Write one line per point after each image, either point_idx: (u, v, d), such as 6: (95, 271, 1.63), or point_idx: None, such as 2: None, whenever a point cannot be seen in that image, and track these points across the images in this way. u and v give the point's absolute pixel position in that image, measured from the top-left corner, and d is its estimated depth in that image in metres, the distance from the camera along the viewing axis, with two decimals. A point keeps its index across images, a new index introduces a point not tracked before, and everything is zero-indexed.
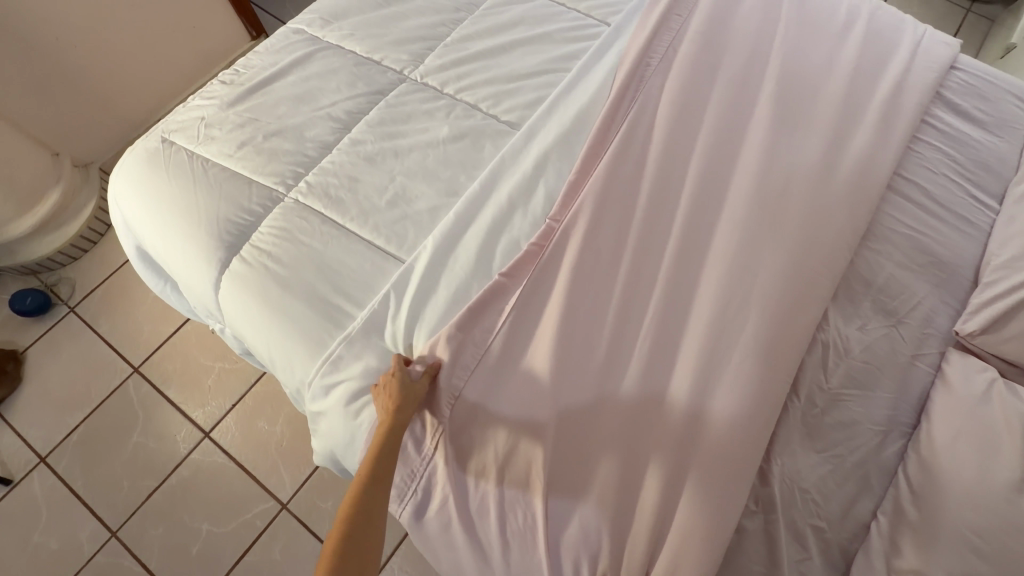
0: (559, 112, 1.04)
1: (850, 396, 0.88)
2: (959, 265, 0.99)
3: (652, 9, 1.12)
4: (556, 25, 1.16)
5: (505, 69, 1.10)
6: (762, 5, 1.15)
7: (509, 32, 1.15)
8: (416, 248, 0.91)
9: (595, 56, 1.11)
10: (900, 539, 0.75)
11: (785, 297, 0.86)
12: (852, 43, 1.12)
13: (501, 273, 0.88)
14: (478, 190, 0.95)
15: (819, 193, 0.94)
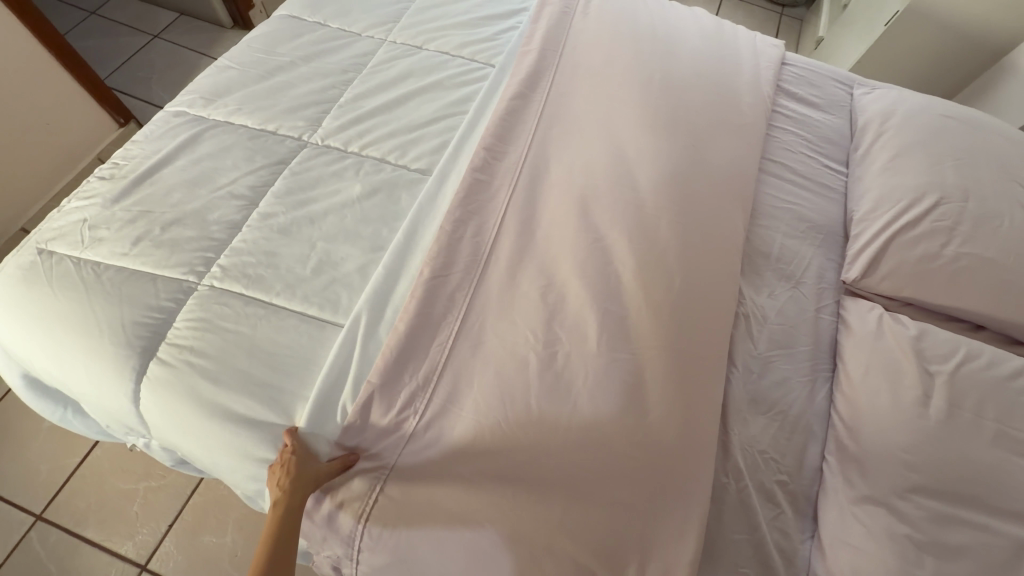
0: (465, 152, 1.08)
1: (777, 357, 0.98)
2: (830, 225, 1.15)
3: (528, 51, 1.23)
4: (445, 73, 1.21)
5: (405, 120, 1.12)
6: (624, 30, 1.28)
7: (401, 84, 1.18)
8: (352, 309, 0.89)
9: (488, 98, 1.18)
10: (849, 472, 0.84)
11: (705, 283, 0.94)
12: (705, 54, 1.28)
13: (445, 316, 0.88)
14: (403, 239, 0.96)
15: (710, 184, 1.06)
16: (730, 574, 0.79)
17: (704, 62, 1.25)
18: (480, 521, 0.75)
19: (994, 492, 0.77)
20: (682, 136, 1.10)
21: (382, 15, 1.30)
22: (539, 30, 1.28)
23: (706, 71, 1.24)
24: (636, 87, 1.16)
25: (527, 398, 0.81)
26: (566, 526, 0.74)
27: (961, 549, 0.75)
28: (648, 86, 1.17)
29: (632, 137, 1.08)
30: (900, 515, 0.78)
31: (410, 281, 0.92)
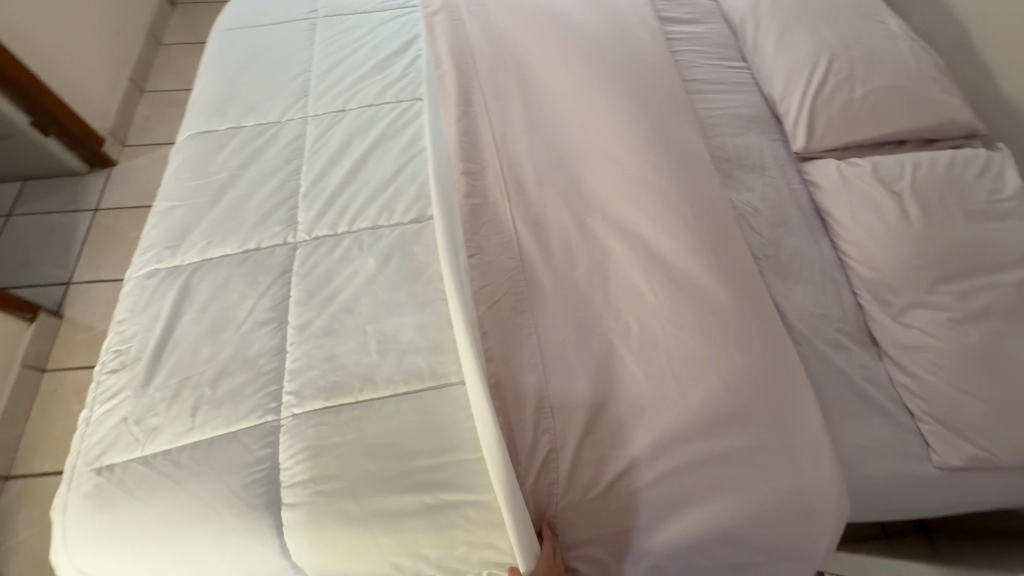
0: (447, 183, 1.11)
1: (782, 235, 1.12)
2: (760, 113, 1.31)
3: (447, 73, 1.27)
4: (383, 123, 1.23)
5: (375, 181, 1.14)
6: (517, 24, 1.37)
7: (349, 151, 1.18)
8: (437, 368, 0.92)
9: (434, 128, 1.20)
10: (883, 294, 1.00)
11: (703, 204, 1.08)
12: (593, 12, 1.38)
13: (521, 333, 0.94)
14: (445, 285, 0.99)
15: (661, 122, 1.19)
16: (844, 416, 0.93)
17: (596, 20, 1.36)
18: (646, 479, 0.85)
19: (982, 258, 0.97)
20: (618, 94, 1.21)
21: (289, 94, 1.27)
22: (444, 50, 1.32)
23: (603, 27, 1.35)
24: (557, 71, 1.27)
25: (624, 362, 0.92)
26: (713, 444, 0.86)
27: (985, 308, 0.93)
28: (567, 64, 1.27)
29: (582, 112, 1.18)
30: (934, 306, 0.95)
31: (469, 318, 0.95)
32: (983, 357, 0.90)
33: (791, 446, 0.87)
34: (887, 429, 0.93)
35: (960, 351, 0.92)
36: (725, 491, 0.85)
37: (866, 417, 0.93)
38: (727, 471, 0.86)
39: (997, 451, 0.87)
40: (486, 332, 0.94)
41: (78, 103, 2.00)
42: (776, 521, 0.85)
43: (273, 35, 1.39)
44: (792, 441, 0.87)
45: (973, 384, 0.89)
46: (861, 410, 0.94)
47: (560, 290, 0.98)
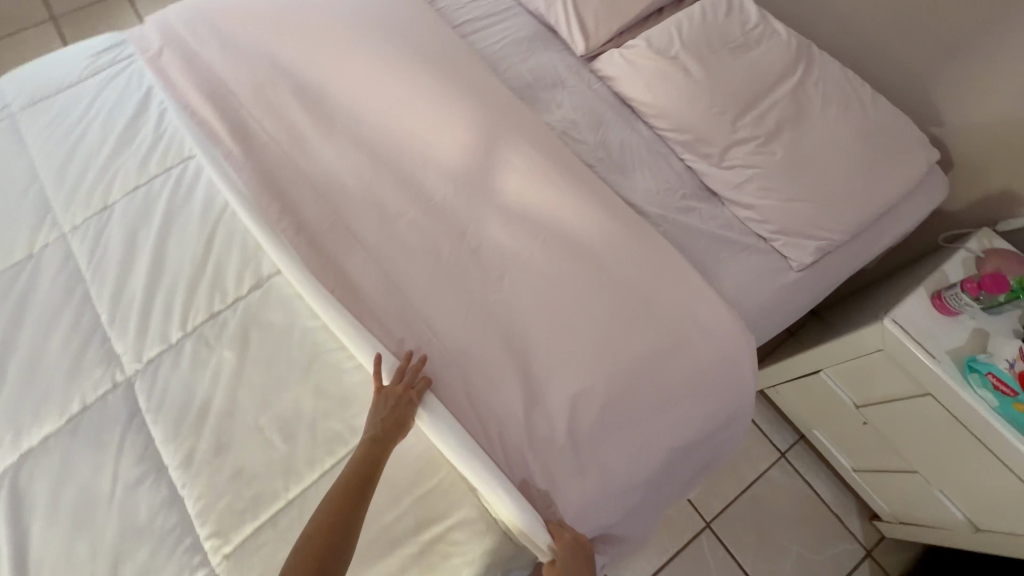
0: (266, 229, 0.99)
1: (604, 135, 1.17)
2: (535, 30, 1.32)
3: (210, 118, 1.11)
4: (161, 196, 1.05)
5: (187, 264, 0.98)
6: (258, 35, 1.22)
7: (139, 246, 1.00)
8: (355, 420, 0.86)
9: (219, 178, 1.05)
10: (703, 149, 1.10)
11: (525, 142, 1.10)
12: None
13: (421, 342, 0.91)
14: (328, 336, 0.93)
15: (452, 80, 1.16)
16: (720, 264, 1.03)
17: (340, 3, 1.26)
18: (594, 410, 0.87)
19: (758, 83, 1.09)
20: (400, 72, 1.17)
21: (30, 215, 1.03)
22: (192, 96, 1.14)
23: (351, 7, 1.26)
24: (329, 72, 1.18)
25: (524, 316, 0.94)
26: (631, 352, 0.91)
27: (778, 123, 1.06)
28: (334, 63, 1.18)
29: (376, 107, 1.14)
30: (741, 141, 1.07)
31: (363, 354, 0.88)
32: (792, 164, 1.04)
33: (686, 311, 0.96)
34: (754, 258, 1.04)
35: (774, 168, 1.04)
36: (656, 378, 0.91)
37: (736, 257, 1.04)
38: (655, 366, 0.91)
39: (832, 234, 1.02)
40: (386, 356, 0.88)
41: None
42: (706, 388, 0.93)
43: None
44: (685, 309, 0.97)
45: (794, 190, 1.03)
46: (729, 253, 1.04)
47: (438, 282, 0.96)
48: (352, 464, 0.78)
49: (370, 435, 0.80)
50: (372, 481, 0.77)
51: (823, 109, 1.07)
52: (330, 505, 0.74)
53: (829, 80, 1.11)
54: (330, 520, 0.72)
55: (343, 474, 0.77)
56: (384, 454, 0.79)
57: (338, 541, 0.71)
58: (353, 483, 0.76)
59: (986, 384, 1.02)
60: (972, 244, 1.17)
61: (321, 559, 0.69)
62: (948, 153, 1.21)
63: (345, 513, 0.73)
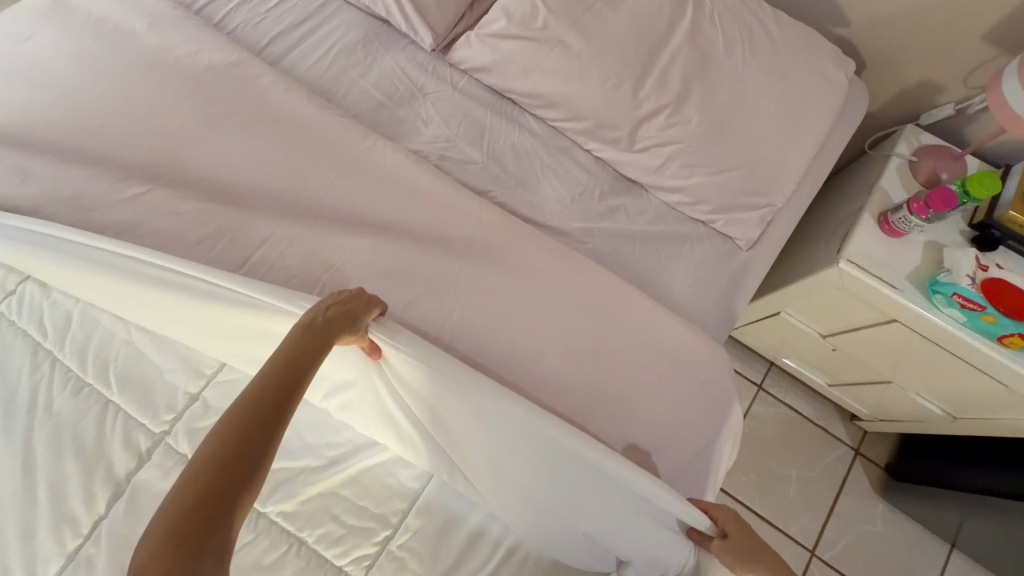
0: (131, 400, 0.78)
1: (490, 145, 0.95)
2: (365, 27, 1.04)
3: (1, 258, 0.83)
4: None
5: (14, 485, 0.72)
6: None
7: None
8: None
9: (79, 286, 0.79)
10: (607, 135, 0.92)
11: (398, 190, 0.87)
12: (86, 58, 0.95)
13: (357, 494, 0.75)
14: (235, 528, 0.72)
15: (282, 134, 0.90)
16: (664, 269, 0.88)
17: (98, 69, 0.94)
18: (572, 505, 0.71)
19: (649, 39, 0.90)
20: (211, 142, 0.89)
21: None
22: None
23: (115, 70, 0.93)
24: (111, 170, 0.87)
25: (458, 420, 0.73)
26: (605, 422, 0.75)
27: (683, 82, 0.89)
28: (116, 155, 0.88)
29: (191, 197, 0.85)
30: (648, 117, 0.90)
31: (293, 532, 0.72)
32: (711, 129, 0.88)
33: (645, 340, 0.80)
34: (697, 248, 0.91)
35: (692, 140, 0.88)
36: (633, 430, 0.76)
37: (679, 253, 0.90)
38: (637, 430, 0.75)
39: (773, 197, 0.89)
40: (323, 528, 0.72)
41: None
42: (698, 412, 0.79)
43: None
44: (643, 337, 0.81)
45: (719, 160, 0.88)
46: (671, 251, 0.90)
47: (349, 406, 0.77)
48: (272, 363, 0.57)
49: (302, 331, 0.60)
50: (301, 382, 0.57)
51: (726, 51, 0.91)
52: (233, 420, 0.52)
53: (724, 10, 0.94)
54: (233, 440, 0.51)
55: (258, 378, 0.56)
56: (321, 349, 0.60)
57: (238, 473, 0.50)
58: (272, 388, 0.55)
59: (954, 304, 0.95)
60: (902, 148, 1.08)
61: (210, 502, 0.48)
62: (858, 53, 1.08)
63: (252, 431, 0.52)
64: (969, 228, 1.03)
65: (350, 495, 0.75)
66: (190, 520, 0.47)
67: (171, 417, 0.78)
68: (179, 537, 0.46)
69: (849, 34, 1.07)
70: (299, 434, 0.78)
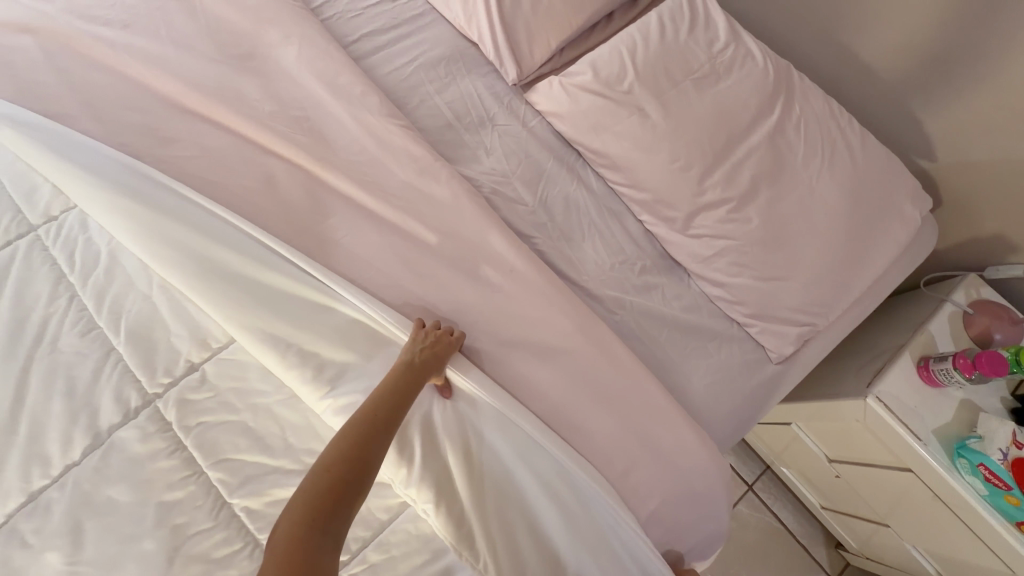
0: (132, 350, 0.78)
1: (543, 191, 0.94)
2: (454, 46, 1.05)
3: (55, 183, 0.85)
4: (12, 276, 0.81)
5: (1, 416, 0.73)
6: (80, 74, 0.91)
7: None
8: None
9: (120, 227, 0.81)
10: (663, 212, 0.90)
11: (443, 214, 0.86)
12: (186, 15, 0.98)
13: None
14: (197, 508, 0.71)
15: (348, 132, 0.91)
16: (687, 361, 0.85)
17: (193, 28, 0.96)
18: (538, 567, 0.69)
19: (730, 129, 0.89)
20: (277, 122, 0.89)
21: None
22: (18, 164, 0.87)
23: (209, 34, 0.96)
24: (177, 126, 0.89)
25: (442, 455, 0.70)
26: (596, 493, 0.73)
27: (753, 180, 0.87)
28: (185, 112, 0.90)
29: (243, 170, 0.86)
30: (710, 205, 0.87)
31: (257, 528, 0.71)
32: (771, 234, 0.86)
33: (650, 429, 0.78)
34: (724, 348, 0.88)
35: (748, 240, 0.86)
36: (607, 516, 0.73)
37: (705, 348, 0.87)
38: (625, 508, 0.73)
39: (816, 319, 0.86)
40: None
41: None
42: (683, 509, 0.79)
43: None
44: (648, 427, 0.78)
45: (771, 266, 0.85)
46: (698, 344, 0.87)
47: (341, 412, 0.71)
48: (383, 389, 0.66)
49: (404, 365, 0.69)
50: (404, 407, 0.65)
51: (804, 161, 0.89)
52: (354, 426, 0.60)
53: (812, 119, 0.92)
54: (357, 443, 0.59)
55: (371, 400, 0.64)
56: (418, 381, 0.68)
57: (361, 468, 0.57)
58: (381, 409, 0.63)
59: (978, 475, 0.90)
60: (958, 296, 1.03)
61: (338, 488, 0.54)
62: (937, 190, 1.05)
63: (371, 439, 0.60)
64: (1010, 396, 0.99)
65: None
66: (320, 505, 0.53)
67: (166, 381, 0.77)
68: (312, 518, 0.52)
69: (933, 169, 1.03)
70: (282, 431, 0.77)
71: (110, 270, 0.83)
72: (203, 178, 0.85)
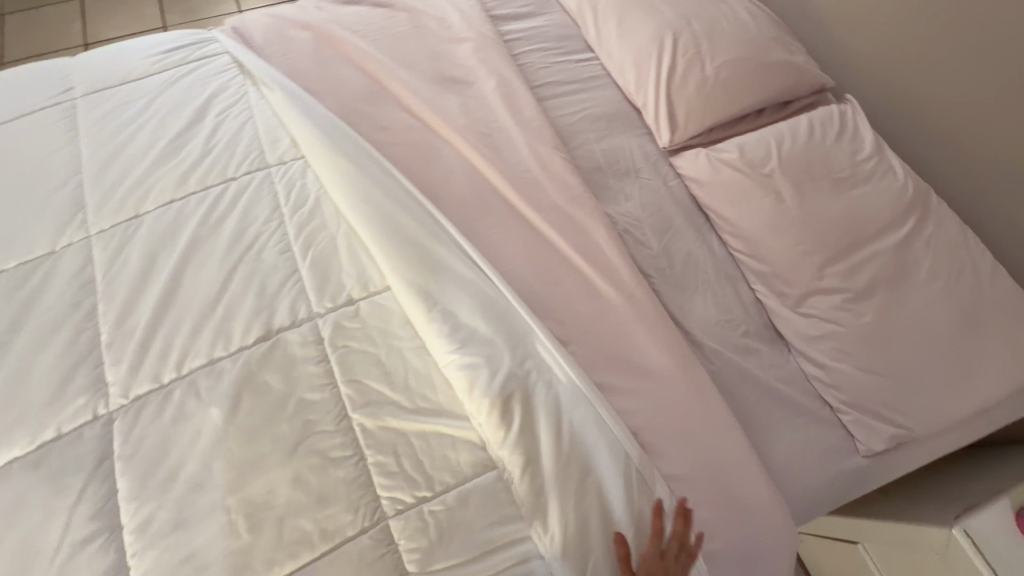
0: (312, 275, 0.96)
1: (668, 241, 1.05)
2: (619, 107, 1.22)
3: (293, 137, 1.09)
4: (244, 196, 1.04)
5: (208, 295, 0.93)
6: (332, 65, 1.17)
7: (191, 246, 0.97)
8: (345, 519, 0.78)
9: (334, 183, 1.03)
10: (777, 287, 0.97)
11: (582, 236, 0.99)
12: (419, 40, 1.23)
13: (421, 444, 0.83)
14: (326, 412, 0.85)
15: (519, 152, 1.08)
16: (772, 426, 0.89)
17: (422, 50, 1.21)
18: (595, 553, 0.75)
19: (859, 229, 0.96)
20: (467, 132, 1.09)
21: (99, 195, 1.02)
22: (273, 117, 1.13)
23: (432, 57, 1.21)
24: (392, 117, 1.11)
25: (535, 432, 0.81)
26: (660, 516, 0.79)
27: (873, 280, 0.92)
28: (401, 109, 1.12)
29: (430, 163, 1.06)
30: (825, 291, 0.94)
31: (367, 444, 0.83)
32: (882, 333, 0.90)
33: (725, 474, 0.82)
34: (811, 426, 0.90)
35: (858, 332, 0.90)
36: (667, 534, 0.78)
37: (792, 420, 0.90)
38: (685, 541, 0.78)
39: (914, 426, 0.87)
40: (384, 452, 0.82)
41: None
42: (738, 562, 0.81)
43: (48, 128, 1.09)
44: (724, 472, 0.82)
45: (876, 363, 0.89)
46: (786, 416, 0.90)
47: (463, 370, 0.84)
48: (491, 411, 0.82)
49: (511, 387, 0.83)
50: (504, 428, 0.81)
51: (929, 276, 0.93)
52: None
53: (944, 242, 0.96)
54: None
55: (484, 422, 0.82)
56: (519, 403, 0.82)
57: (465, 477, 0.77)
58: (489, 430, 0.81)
59: None
60: None
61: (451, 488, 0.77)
62: None
63: None
64: None
65: (415, 444, 0.84)
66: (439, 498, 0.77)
67: (330, 305, 0.94)
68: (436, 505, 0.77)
69: None
70: (405, 373, 0.89)
71: (311, 210, 1.02)
72: (401, 161, 1.05)
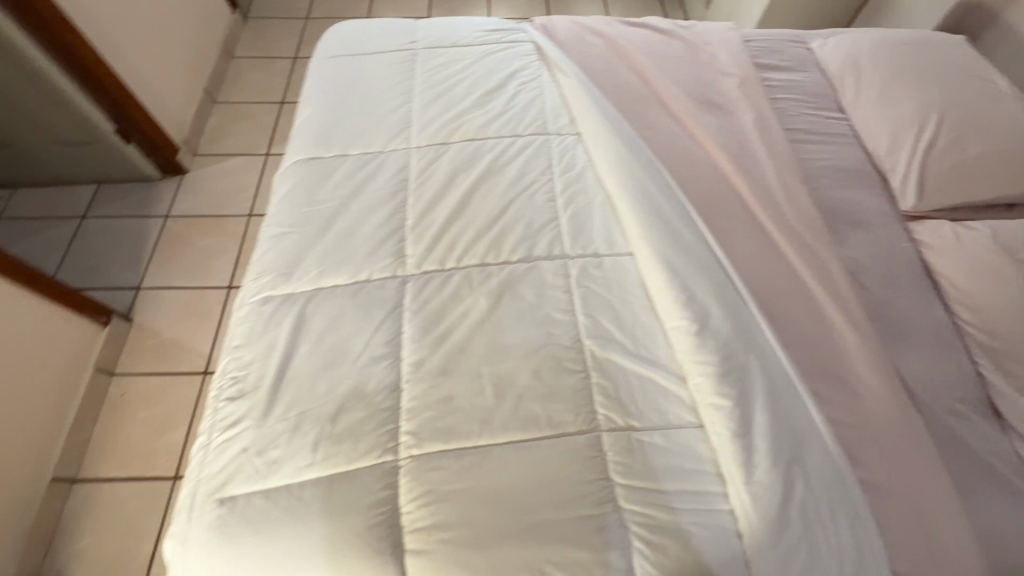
0: (569, 225, 1.15)
1: (893, 294, 1.10)
2: (862, 167, 1.30)
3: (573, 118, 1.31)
4: (526, 151, 1.26)
5: (488, 216, 1.15)
6: (616, 71, 1.38)
7: (481, 178, 1.21)
8: (567, 419, 0.92)
9: (603, 160, 1.21)
10: (1008, 366, 0.98)
11: (814, 262, 1.08)
12: (690, 67, 1.41)
13: (638, 383, 0.95)
14: (565, 332, 1.01)
15: (766, 178, 1.20)
16: (978, 491, 0.89)
17: (692, 76, 1.39)
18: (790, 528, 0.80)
19: None
20: (723, 149, 1.23)
21: (421, 122, 1.31)
22: (559, 99, 1.36)
23: (699, 83, 1.38)
24: (658, 122, 1.29)
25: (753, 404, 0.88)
26: (853, 524, 0.82)
27: None
28: (666, 118, 1.30)
29: (684, 165, 1.21)
30: None
31: (594, 368, 0.97)
32: None
33: (926, 512, 0.84)
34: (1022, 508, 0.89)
35: None
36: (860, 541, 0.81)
37: (1001, 494, 0.89)
38: (877, 557, 0.80)
39: None
40: (605, 380, 0.96)
41: (146, 103, 1.95)
42: None
43: (394, 66, 1.42)
44: (926, 509, 0.84)
45: None
46: (994, 488, 0.90)
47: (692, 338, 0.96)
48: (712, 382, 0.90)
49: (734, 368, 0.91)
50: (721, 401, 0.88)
51: None
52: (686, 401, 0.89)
53: None
54: None
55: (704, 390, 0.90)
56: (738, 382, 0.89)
57: None
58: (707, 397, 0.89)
59: None
60: None
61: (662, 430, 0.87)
62: None
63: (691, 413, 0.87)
64: None
65: (633, 382, 0.96)
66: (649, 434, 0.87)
67: (579, 252, 1.11)
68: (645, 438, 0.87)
69: None
70: (633, 323, 1.02)
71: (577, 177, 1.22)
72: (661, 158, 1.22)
